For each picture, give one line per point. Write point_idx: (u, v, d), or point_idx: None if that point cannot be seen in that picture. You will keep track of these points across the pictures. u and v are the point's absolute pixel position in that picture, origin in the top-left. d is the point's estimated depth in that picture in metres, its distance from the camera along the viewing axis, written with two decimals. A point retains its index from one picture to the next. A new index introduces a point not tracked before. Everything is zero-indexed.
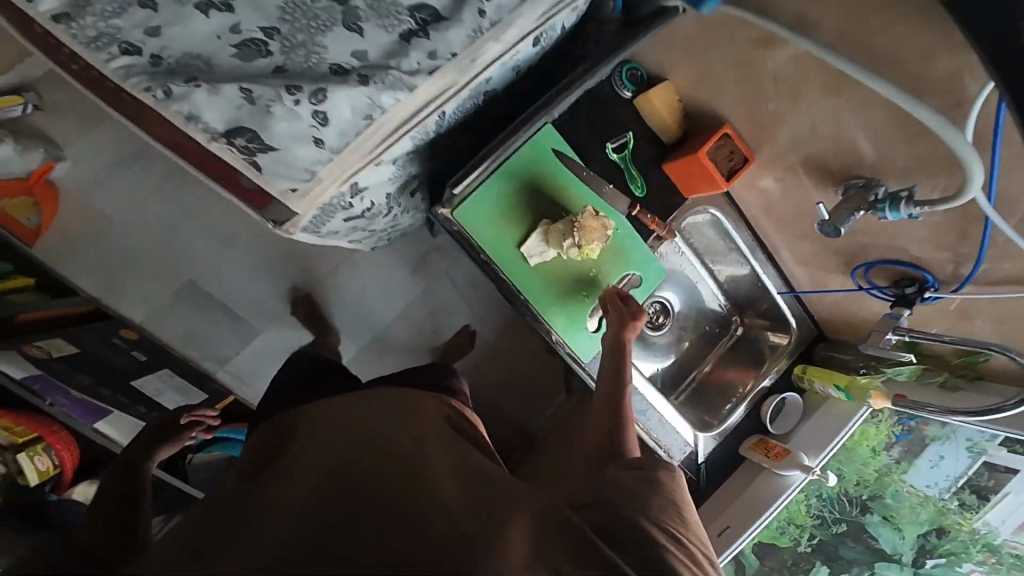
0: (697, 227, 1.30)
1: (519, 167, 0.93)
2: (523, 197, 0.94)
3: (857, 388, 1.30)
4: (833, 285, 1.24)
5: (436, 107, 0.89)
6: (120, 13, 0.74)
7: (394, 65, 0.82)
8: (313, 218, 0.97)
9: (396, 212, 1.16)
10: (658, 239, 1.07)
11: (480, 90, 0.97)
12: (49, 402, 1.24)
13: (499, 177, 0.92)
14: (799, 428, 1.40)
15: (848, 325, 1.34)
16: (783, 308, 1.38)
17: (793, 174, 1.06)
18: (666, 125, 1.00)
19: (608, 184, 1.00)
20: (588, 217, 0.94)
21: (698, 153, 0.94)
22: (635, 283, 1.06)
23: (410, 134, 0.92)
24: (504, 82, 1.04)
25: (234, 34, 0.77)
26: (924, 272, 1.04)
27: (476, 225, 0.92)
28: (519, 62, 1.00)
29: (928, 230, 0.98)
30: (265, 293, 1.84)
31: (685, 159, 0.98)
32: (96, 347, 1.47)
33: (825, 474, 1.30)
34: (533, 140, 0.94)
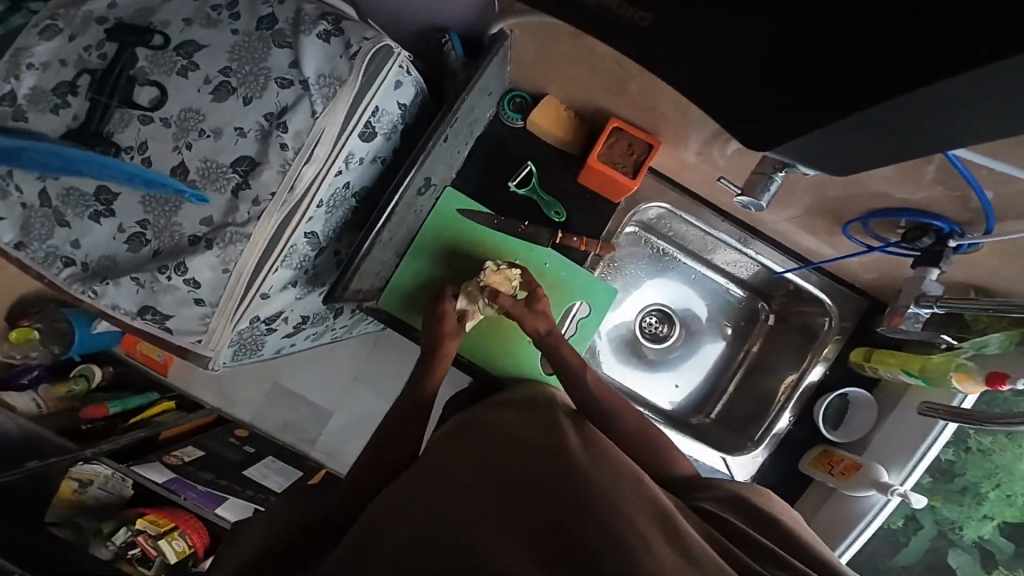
0: (814, 421, 1.10)
1: (428, 238, 1.04)
2: (435, 264, 1.04)
3: (933, 372, 0.91)
4: (911, 432, 0.98)
5: (109, 223, 0.73)
6: (130, 254, 0.74)
7: (234, 220, 0.73)
8: (233, 352, 0.88)
9: (341, 310, 1.08)
10: (851, 461, 1.02)
11: (179, 171, 0.72)
12: (183, 495, 1.32)
13: (411, 253, 1.03)
14: (872, 447, 1.03)
15: (905, 440, 0.98)
16: (923, 447, 0.95)
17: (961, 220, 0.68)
18: (875, 361, 1.01)
19: (797, 309, 1.13)
20: (876, 357, 1.00)
21: (588, 160, 0.91)
22: (928, 440, 0.95)
23: (103, 216, 0.73)
24: (256, 146, 0.72)
25: (120, 234, 0.73)
26: (935, 219, 0.69)
27: (392, 298, 1.04)
28: (232, 136, 0.71)
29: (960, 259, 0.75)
30: (308, 383, 1.67)
31: (585, 168, 0.95)
32: (216, 449, 1.54)
33: (911, 496, 0.94)
34: (122, 239, 0.73)
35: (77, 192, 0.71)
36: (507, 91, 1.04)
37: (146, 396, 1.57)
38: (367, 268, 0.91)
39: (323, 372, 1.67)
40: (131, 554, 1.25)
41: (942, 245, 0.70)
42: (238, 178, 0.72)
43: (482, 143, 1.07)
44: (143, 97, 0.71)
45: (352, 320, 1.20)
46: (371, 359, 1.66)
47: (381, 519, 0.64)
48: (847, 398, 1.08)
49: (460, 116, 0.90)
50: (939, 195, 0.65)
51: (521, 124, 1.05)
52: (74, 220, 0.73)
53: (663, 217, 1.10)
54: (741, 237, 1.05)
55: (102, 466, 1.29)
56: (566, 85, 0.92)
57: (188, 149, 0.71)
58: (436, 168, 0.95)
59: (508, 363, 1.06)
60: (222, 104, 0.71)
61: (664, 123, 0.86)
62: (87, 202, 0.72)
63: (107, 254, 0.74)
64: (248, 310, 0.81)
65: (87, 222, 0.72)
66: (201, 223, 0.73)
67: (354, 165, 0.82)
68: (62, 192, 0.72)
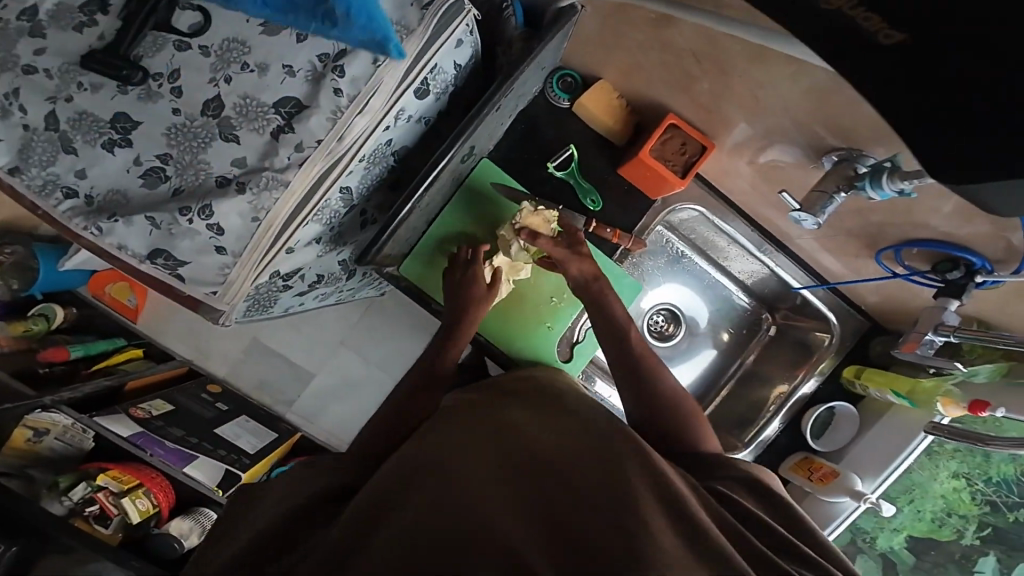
0: (799, 430, 1.17)
1: (456, 210, 0.99)
2: (461, 237, 1.00)
3: (920, 395, 0.99)
4: (888, 447, 1.06)
5: (124, 154, 0.65)
6: (145, 191, 0.66)
7: (270, 165, 0.65)
8: (245, 308, 0.81)
9: (357, 273, 1.02)
10: (830, 469, 1.09)
11: (215, 105, 0.64)
12: (149, 452, 1.23)
13: (437, 224, 0.99)
14: (851, 453, 1.11)
15: (880, 454, 1.07)
16: (897, 460, 1.04)
17: (996, 258, 0.73)
18: (865, 379, 1.08)
19: (799, 322, 1.18)
20: (867, 377, 1.07)
21: (641, 152, 0.90)
22: (902, 456, 1.04)
23: (118, 146, 0.64)
24: (306, 88, 0.65)
25: (136, 166, 0.65)
26: (968, 253, 0.74)
27: (414, 270, 0.99)
28: (281, 74, 0.64)
29: (978, 292, 0.81)
30: (293, 346, 1.58)
31: (633, 160, 0.94)
32: (189, 405, 1.44)
33: (881, 504, 1.03)
34: (138, 174, 0.65)
35: (94, 118, 0.64)
36: (557, 69, 1.00)
37: (110, 342, 1.47)
38: (399, 234, 0.85)
39: (308, 335, 1.59)
40: (88, 512, 1.14)
41: (967, 280, 0.77)
42: (281, 120, 0.65)
43: (523, 119, 1.03)
44: (183, 23, 0.65)
45: (363, 284, 1.13)
46: (362, 327, 1.59)
47: (375, 510, 0.58)
48: (833, 411, 1.14)
49: (514, 88, 0.85)
50: (984, 233, 0.70)
51: (567, 105, 1.01)
52: (84, 148, 0.64)
53: (691, 219, 1.11)
54: (763, 246, 1.08)
55: (59, 415, 1.19)
56: (625, 72, 0.89)
57: (228, 82, 0.64)
58: (481, 137, 0.90)
59: (524, 347, 1.04)
60: (272, 39, 0.64)
61: (722, 125, 0.86)
62: (101, 128, 0.64)
63: (117, 188, 0.65)
64: (269, 265, 0.73)
65: (99, 151, 0.64)
66: (232, 164, 0.65)
67: (401, 121, 0.76)
68: (72, 115, 0.63)
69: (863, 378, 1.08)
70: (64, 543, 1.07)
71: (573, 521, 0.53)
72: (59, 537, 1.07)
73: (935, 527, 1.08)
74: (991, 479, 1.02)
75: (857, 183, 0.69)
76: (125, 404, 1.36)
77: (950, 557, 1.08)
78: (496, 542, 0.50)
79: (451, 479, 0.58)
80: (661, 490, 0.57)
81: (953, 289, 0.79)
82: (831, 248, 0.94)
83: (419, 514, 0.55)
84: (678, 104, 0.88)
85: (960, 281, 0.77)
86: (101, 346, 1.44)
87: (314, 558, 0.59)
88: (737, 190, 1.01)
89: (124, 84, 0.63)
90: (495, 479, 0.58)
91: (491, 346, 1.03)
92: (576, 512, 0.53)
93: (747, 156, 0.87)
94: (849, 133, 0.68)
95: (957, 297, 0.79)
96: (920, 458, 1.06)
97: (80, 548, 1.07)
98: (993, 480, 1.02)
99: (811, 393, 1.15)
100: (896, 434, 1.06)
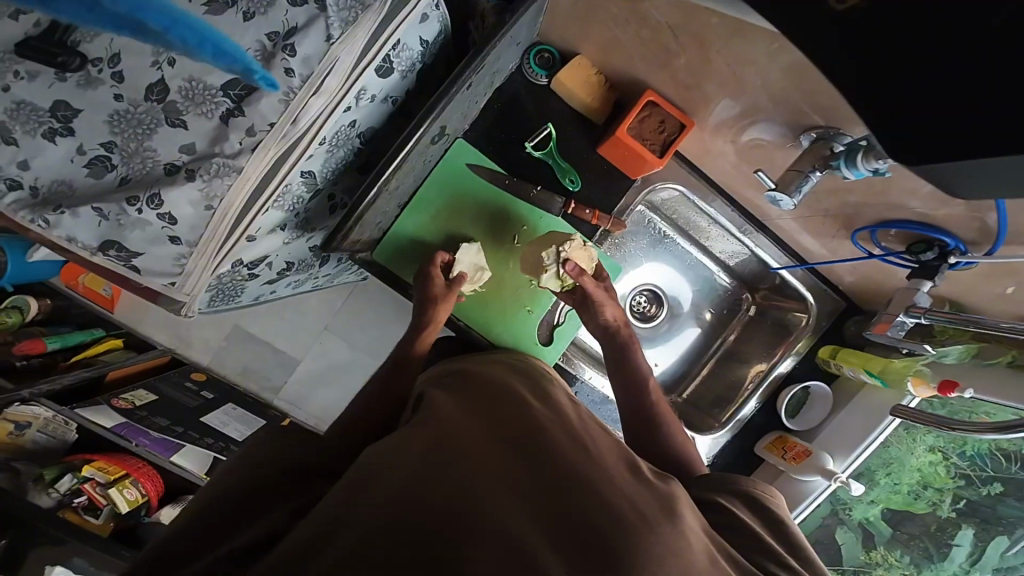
0: (775, 410, 1.18)
1: (430, 195, 0.97)
2: (435, 222, 0.97)
3: (891, 374, 1.00)
4: (859, 426, 1.09)
5: (65, 143, 0.60)
6: (91, 182, 0.62)
7: (220, 150, 0.62)
8: (209, 298, 0.79)
9: (329, 259, 1.00)
10: (803, 449, 1.11)
11: (157, 89, 0.60)
12: (135, 443, 1.24)
13: (411, 207, 0.96)
14: (825, 428, 1.13)
15: (852, 431, 1.09)
16: (869, 437, 1.06)
17: (972, 239, 0.73)
18: (839, 359, 1.09)
19: (778, 302, 1.18)
20: (841, 357, 1.09)
21: (618, 131, 0.87)
22: (877, 433, 1.07)
23: (59, 135, 0.60)
24: (256, 67, 0.61)
25: (79, 156, 0.61)
26: (940, 233, 0.73)
27: (389, 257, 0.97)
28: None
29: (953, 273, 0.81)
30: (275, 334, 1.57)
31: (612, 140, 0.91)
32: (171, 394, 1.43)
33: (851, 483, 1.06)
34: (81, 163, 0.62)
35: (31, 106, 0.58)
36: (534, 44, 0.96)
37: (89, 332, 1.45)
38: (366, 220, 0.83)
39: (291, 322, 1.57)
40: (76, 503, 1.17)
41: (941, 260, 0.76)
42: (230, 103, 0.61)
43: (498, 98, 0.99)
44: None
45: (337, 270, 1.11)
46: (345, 312, 1.58)
47: (355, 491, 0.55)
48: (809, 390, 1.16)
49: (486, 65, 0.81)
50: (957, 213, 0.69)
51: (545, 83, 0.97)
52: (24, 138, 0.59)
53: (673, 200, 1.09)
54: (744, 226, 1.07)
55: (40, 408, 1.19)
56: (603, 48, 0.86)
57: (170, 65, 0.60)
58: (452, 117, 0.87)
59: (504, 332, 1.03)
60: (216, 17, 0.60)
61: (702, 105, 0.83)
62: (41, 118, 0.59)
63: (61, 179, 0.62)
64: (229, 254, 0.71)
65: (40, 141, 0.60)
66: (181, 150, 0.62)
67: (364, 102, 0.73)
68: (9, 104, 0.58)
69: (838, 358, 1.09)
70: (51, 535, 1.07)
71: (567, 518, 0.55)
72: (48, 530, 1.07)
73: (910, 500, 1.12)
74: (964, 453, 1.04)
75: (832, 163, 0.68)
76: (107, 395, 1.35)
77: (921, 527, 1.12)
78: (500, 535, 0.50)
79: (452, 461, 0.58)
80: (660, 500, 0.60)
81: (928, 271, 0.79)
82: (809, 229, 0.94)
83: (412, 496, 0.53)
84: (658, 81, 0.85)
85: (936, 263, 0.77)
86: (81, 336, 1.42)
87: (289, 531, 0.54)
88: (718, 170, 0.99)
89: (61, 71, 0.58)
90: (490, 471, 0.58)
91: (469, 331, 1.03)
92: (571, 508, 0.56)
93: (727, 135, 0.84)
94: (828, 110, 0.66)
95: (932, 277, 0.79)
96: (894, 435, 1.08)
97: (70, 539, 1.08)
98: (967, 454, 1.03)
99: (788, 371, 1.16)
100: (870, 411, 1.08)
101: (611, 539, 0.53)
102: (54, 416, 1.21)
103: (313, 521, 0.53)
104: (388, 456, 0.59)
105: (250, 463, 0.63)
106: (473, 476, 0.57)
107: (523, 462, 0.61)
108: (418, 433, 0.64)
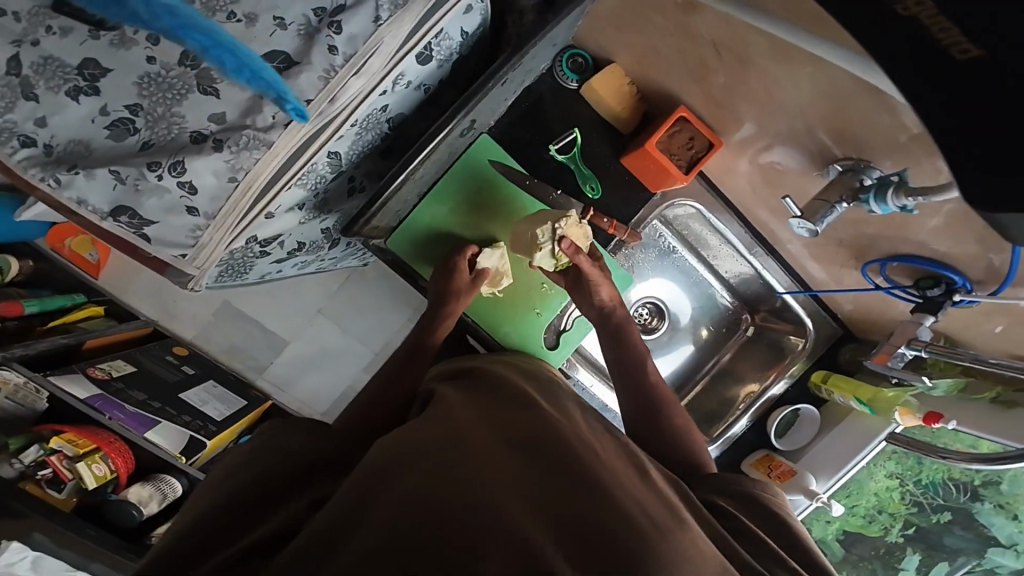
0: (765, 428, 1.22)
1: (449, 187, 0.95)
2: (454, 216, 0.96)
3: (880, 403, 1.04)
4: (843, 450, 1.12)
5: (88, 102, 0.57)
6: (110, 144, 0.59)
7: (252, 123, 0.60)
8: (217, 273, 0.76)
9: (340, 242, 0.98)
10: (788, 469, 1.14)
11: (192, 53, 0.57)
12: (108, 416, 1.16)
13: (430, 197, 0.94)
14: (810, 449, 1.17)
15: (835, 455, 1.13)
16: (852, 462, 1.10)
17: (978, 280, 0.76)
18: (831, 385, 1.12)
19: (776, 325, 1.22)
20: (834, 383, 1.12)
21: (647, 143, 0.87)
22: (863, 460, 1.11)
23: (83, 94, 0.57)
24: (298, 41, 0.59)
25: (101, 117, 0.58)
26: (949, 271, 0.77)
27: (404, 247, 0.95)
28: (271, 26, 0.58)
29: (953, 311, 0.84)
30: (268, 314, 1.52)
31: (638, 151, 0.91)
32: (152, 368, 1.36)
33: (832, 504, 1.10)
34: (102, 124, 0.58)
35: (57, 62, 0.56)
36: (568, 47, 0.95)
37: (69, 297, 1.38)
38: (388, 207, 0.81)
39: (285, 303, 1.53)
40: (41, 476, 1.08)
41: (946, 298, 0.79)
42: (266, 75, 0.59)
43: (527, 97, 0.98)
44: None
45: (345, 254, 1.08)
46: (341, 299, 1.54)
47: (369, 487, 0.53)
48: (798, 413, 1.19)
49: (523, 63, 0.81)
50: (968, 252, 0.73)
51: (575, 87, 0.97)
52: (47, 95, 0.57)
53: (686, 216, 1.10)
54: (754, 248, 1.09)
55: (11, 373, 1.11)
56: (640, 59, 0.86)
57: None
58: (483, 112, 0.85)
59: (512, 332, 1.02)
60: None
61: (732, 125, 0.84)
62: (67, 75, 0.56)
63: (78, 138, 0.59)
64: (247, 230, 0.68)
65: (63, 99, 0.57)
66: (211, 119, 0.59)
67: (399, 87, 0.71)
68: (35, 59, 0.56)
69: (831, 384, 1.12)
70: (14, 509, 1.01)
71: (578, 517, 0.55)
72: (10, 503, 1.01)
73: (865, 523, 1.16)
74: (922, 482, 1.09)
75: (861, 196, 0.69)
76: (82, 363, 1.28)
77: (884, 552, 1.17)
78: (515, 536, 0.50)
79: (464, 459, 0.57)
80: (668, 507, 0.60)
81: (932, 307, 0.81)
82: (819, 257, 0.96)
83: (429, 495, 0.52)
84: (691, 97, 0.85)
85: (940, 299, 0.80)
86: (60, 300, 1.35)
87: (303, 526, 0.52)
88: (736, 191, 1.00)
89: (94, 28, 0.55)
90: (504, 471, 0.58)
91: (478, 329, 1.02)
92: (581, 507, 0.56)
93: (753, 158, 0.86)
94: (858, 141, 0.67)
95: (936, 313, 0.81)
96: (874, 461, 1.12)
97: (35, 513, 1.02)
98: (923, 482, 1.09)
99: (780, 393, 1.19)
100: (852, 435, 1.12)
101: (623, 543, 0.53)
102: (25, 382, 1.13)
103: (327, 517, 0.52)
104: (399, 451, 0.58)
105: (259, 456, 0.61)
106: (486, 475, 0.56)
107: (536, 464, 0.60)
108: (430, 429, 0.63)
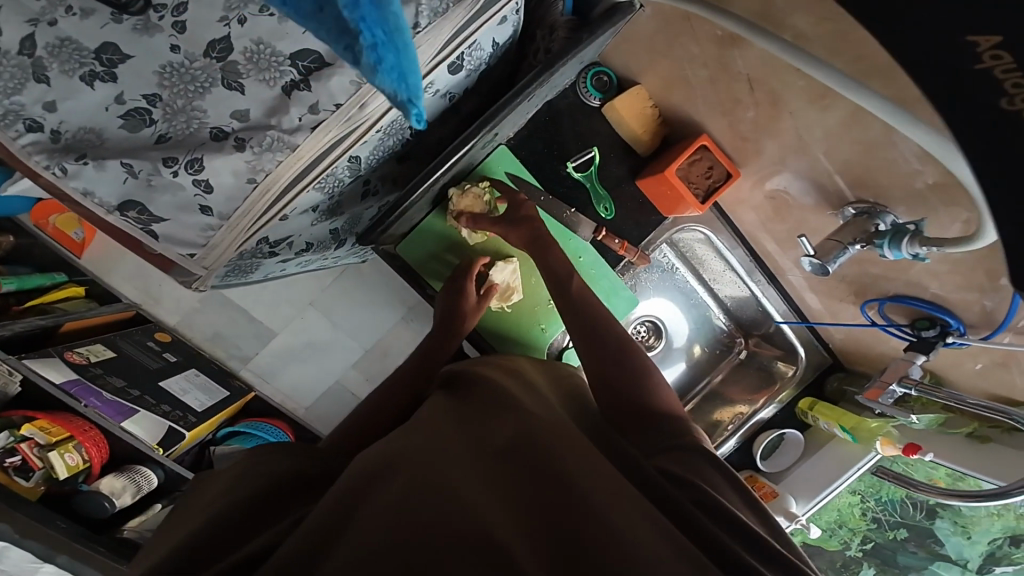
0: (750, 450, 1.24)
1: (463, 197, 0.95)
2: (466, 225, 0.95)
3: (863, 432, 1.08)
4: (824, 475, 1.16)
5: (104, 88, 0.54)
6: (124, 133, 0.56)
7: (276, 123, 0.57)
8: (223, 273, 0.73)
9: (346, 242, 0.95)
10: (769, 491, 1.17)
11: (221, 46, 0.55)
12: (84, 403, 1.10)
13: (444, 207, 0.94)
14: (791, 473, 1.21)
15: (815, 479, 1.17)
16: (831, 487, 1.14)
17: (972, 326, 0.79)
18: (816, 412, 1.16)
19: (768, 349, 1.25)
20: (820, 410, 1.15)
21: (667, 168, 0.88)
22: (841, 486, 1.15)
23: (99, 80, 0.54)
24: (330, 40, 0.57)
25: (116, 105, 0.55)
26: (946, 315, 0.80)
27: (413, 252, 0.94)
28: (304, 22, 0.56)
29: (944, 352, 0.88)
30: (259, 306, 1.48)
31: (655, 175, 0.92)
32: (134, 355, 1.30)
33: (809, 526, 1.13)
34: (116, 112, 0.55)
35: (75, 44, 0.52)
36: (593, 65, 0.95)
37: (47, 275, 1.31)
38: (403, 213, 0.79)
39: (278, 296, 1.49)
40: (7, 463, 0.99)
41: (939, 339, 0.82)
42: (296, 75, 0.56)
43: (548, 111, 0.97)
44: None
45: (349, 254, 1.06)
46: (337, 296, 1.51)
47: (356, 495, 0.49)
48: (783, 437, 1.23)
49: (551, 79, 0.80)
50: (965, 298, 0.76)
51: (596, 105, 0.97)
52: (60, 77, 0.53)
53: (691, 239, 1.12)
54: (755, 275, 1.11)
55: None
56: (667, 84, 0.86)
57: (236, 23, 0.55)
58: (506, 125, 0.84)
59: (515, 346, 1.02)
60: None
61: (752, 158, 0.85)
62: (83, 58, 0.53)
63: (91, 126, 0.55)
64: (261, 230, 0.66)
65: (77, 83, 0.53)
66: (233, 115, 0.57)
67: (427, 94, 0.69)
68: (51, 40, 0.52)
69: (817, 412, 1.16)
70: None
71: (540, 506, 0.48)
72: None
73: (827, 537, 1.21)
74: (880, 499, 1.15)
75: (876, 240, 0.71)
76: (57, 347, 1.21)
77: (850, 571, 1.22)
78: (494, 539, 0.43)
79: (429, 461, 0.53)
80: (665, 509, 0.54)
81: (924, 345, 0.84)
82: (820, 290, 0.99)
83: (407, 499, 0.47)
84: (714, 127, 0.86)
85: (932, 340, 0.83)
86: (37, 278, 1.28)
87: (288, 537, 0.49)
88: (744, 219, 1.02)
89: (119, 12, 0.52)
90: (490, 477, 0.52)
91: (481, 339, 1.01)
92: (546, 493, 0.49)
93: (767, 192, 0.88)
94: (878, 188, 0.70)
95: (925, 352, 0.84)
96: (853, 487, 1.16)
97: None
98: (881, 498, 1.15)
99: (768, 417, 1.22)
100: (831, 460, 1.16)
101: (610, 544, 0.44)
102: None
103: (308, 525, 0.47)
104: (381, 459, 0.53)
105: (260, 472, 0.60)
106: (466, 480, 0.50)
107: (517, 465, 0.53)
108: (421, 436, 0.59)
